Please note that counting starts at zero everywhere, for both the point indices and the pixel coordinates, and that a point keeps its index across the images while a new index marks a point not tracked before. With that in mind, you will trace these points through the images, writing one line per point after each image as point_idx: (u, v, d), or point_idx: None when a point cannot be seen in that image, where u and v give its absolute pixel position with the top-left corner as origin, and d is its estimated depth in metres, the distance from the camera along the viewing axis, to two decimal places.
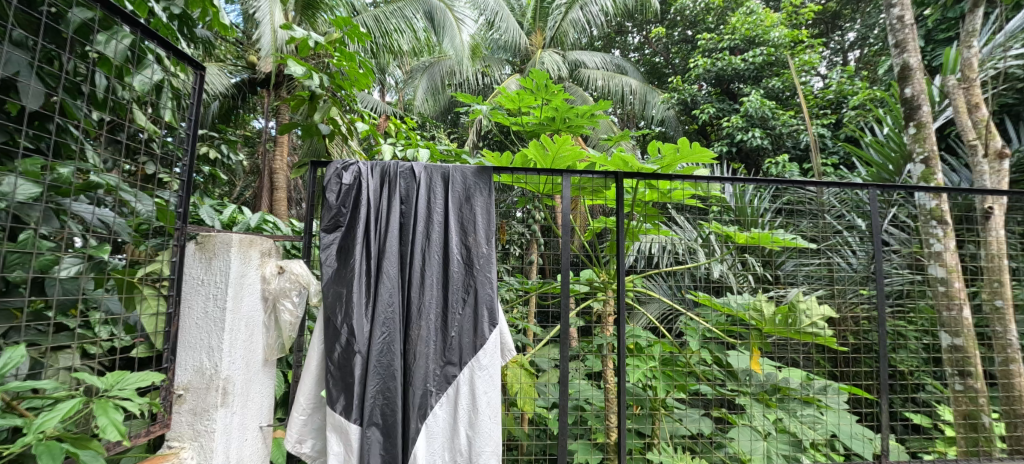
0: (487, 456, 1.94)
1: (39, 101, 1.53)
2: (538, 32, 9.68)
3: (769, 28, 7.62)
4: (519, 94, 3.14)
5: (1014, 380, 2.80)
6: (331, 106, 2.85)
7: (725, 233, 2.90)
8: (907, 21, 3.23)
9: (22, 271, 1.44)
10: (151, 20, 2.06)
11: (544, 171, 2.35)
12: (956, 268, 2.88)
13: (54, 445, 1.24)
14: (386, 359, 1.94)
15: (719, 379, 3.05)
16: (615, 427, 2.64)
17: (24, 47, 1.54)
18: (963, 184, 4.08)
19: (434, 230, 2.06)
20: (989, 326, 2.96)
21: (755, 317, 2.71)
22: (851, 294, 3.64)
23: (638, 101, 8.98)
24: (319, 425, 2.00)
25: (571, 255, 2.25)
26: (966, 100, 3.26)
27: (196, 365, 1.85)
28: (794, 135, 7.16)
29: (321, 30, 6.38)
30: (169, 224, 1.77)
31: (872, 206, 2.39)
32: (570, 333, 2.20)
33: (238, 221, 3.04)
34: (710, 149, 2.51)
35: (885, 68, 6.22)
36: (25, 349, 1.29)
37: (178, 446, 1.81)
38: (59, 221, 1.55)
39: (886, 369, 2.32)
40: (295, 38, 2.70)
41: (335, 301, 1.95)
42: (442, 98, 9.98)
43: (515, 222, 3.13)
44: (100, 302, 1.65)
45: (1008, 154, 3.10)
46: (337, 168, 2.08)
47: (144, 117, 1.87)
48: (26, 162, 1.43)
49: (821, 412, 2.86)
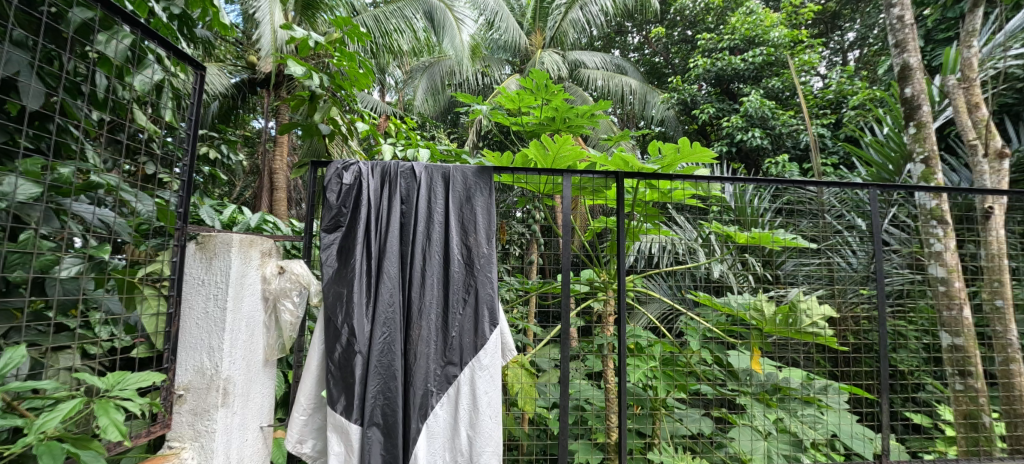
0: (487, 456, 1.94)
1: (40, 101, 1.52)
2: (538, 32, 9.67)
3: (769, 28, 7.62)
4: (519, 94, 3.14)
5: (1015, 379, 2.80)
6: (331, 106, 2.85)
7: (725, 233, 2.90)
8: (907, 20, 3.23)
9: (22, 271, 1.44)
10: (151, 20, 2.07)
11: (544, 170, 2.35)
12: (956, 268, 2.88)
13: (55, 445, 1.24)
14: (387, 359, 1.94)
15: (719, 379, 3.05)
16: (616, 427, 2.64)
17: (23, 47, 1.54)
18: (963, 184, 4.08)
19: (434, 230, 2.06)
20: (989, 326, 2.96)
21: (756, 317, 2.71)
22: (851, 294, 3.64)
23: (638, 101, 8.98)
24: (319, 425, 2.00)
25: (571, 255, 2.24)
26: (966, 100, 3.25)
27: (196, 365, 1.85)
28: (794, 135, 7.16)
29: (321, 30, 6.37)
30: (169, 224, 1.77)
31: (872, 206, 2.39)
32: (571, 333, 2.20)
33: (239, 221, 3.04)
34: (710, 149, 2.50)
35: (885, 68, 6.22)
36: (26, 350, 1.29)
37: (178, 446, 1.81)
38: (59, 221, 1.55)
39: (887, 369, 2.32)
40: (295, 38, 2.70)
41: (335, 300, 1.95)
42: (442, 98, 9.98)
43: (515, 222, 3.13)
44: (100, 302, 1.65)
45: (1008, 154, 3.10)
46: (337, 168, 2.08)
47: (145, 117, 1.87)
48: (26, 162, 1.43)
49: (821, 412, 2.85)
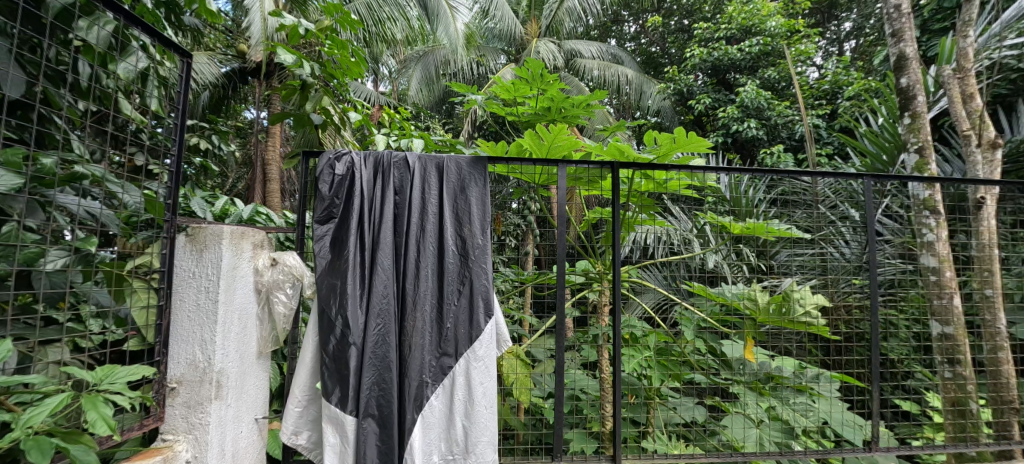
0: (483, 446, 1.95)
1: (20, 90, 1.49)
2: (534, 21, 9.63)
3: (767, 17, 7.55)
4: (515, 84, 3.10)
5: (1002, 367, 2.84)
6: (323, 96, 2.74)
7: (720, 224, 2.89)
8: (903, 9, 3.19)
9: (5, 264, 1.41)
10: (136, 7, 2.04)
11: (540, 160, 2.32)
12: (948, 258, 2.88)
13: (43, 441, 1.23)
14: (382, 351, 1.93)
15: (713, 368, 3.00)
16: (610, 416, 2.65)
17: (4, 34, 1.50)
18: (956, 175, 4.13)
19: (429, 221, 2.05)
20: (978, 314, 3.00)
21: (750, 306, 2.76)
22: (845, 284, 3.67)
23: (634, 91, 9.02)
24: (314, 417, 1.99)
25: (566, 245, 2.21)
26: (961, 90, 3.23)
27: (189, 358, 1.83)
28: (789, 126, 7.18)
29: (312, 17, 6.22)
30: (158, 216, 1.77)
31: (867, 197, 2.38)
32: (565, 324, 2.19)
33: (230, 213, 2.99)
34: (708, 138, 2.45)
35: (880, 58, 6.25)
36: (10, 344, 1.26)
37: (172, 439, 1.80)
38: (43, 213, 1.53)
39: (877, 356, 2.33)
40: (284, 25, 2.61)
41: (329, 293, 1.93)
42: (437, 87, 9.96)
43: (511, 214, 3.09)
44: (88, 295, 1.61)
45: (1002, 144, 3.07)
46: (330, 158, 2.05)
47: (130, 105, 1.84)
48: (7, 152, 1.40)
49: (813, 400, 2.87)
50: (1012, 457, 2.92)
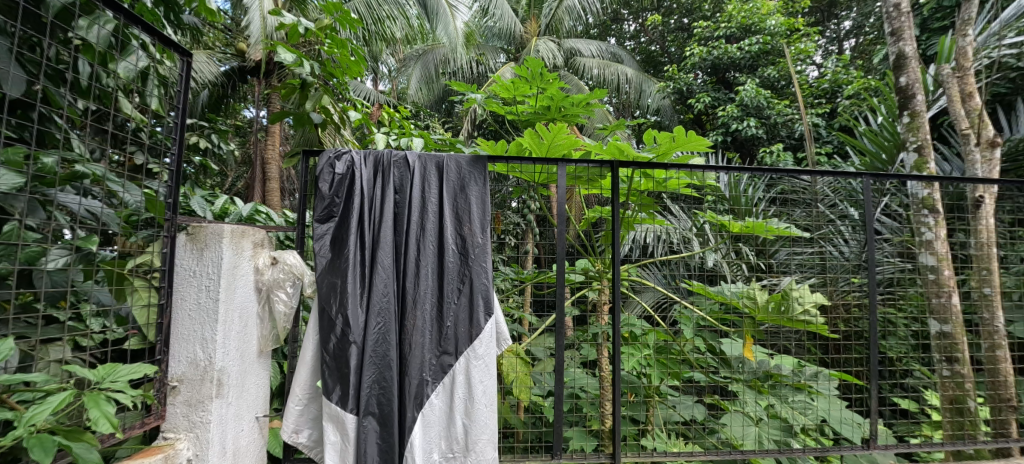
0: (483, 445, 1.95)
1: (19, 89, 1.50)
2: (533, 20, 9.63)
3: (766, 16, 7.55)
4: (515, 82, 3.11)
5: (1000, 364, 2.85)
6: (323, 95, 2.74)
7: (719, 223, 2.90)
8: (902, 8, 3.19)
9: (7, 263, 1.42)
10: (136, 6, 2.04)
11: (539, 160, 2.32)
12: (946, 256, 2.89)
13: (46, 438, 1.24)
14: (382, 349, 1.93)
15: (713, 366, 3.02)
16: (610, 414, 2.71)
17: (4, 33, 1.50)
18: (954, 173, 4.14)
19: (429, 220, 2.05)
20: (977, 312, 3.01)
21: (749, 304, 2.77)
22: (844, 283, 3.69)
23: (634, 90, 9.01)
24: (314, 416, 2.00)
25: (566, 244, 2.22)
26: (960, 89, 3.23)
27: (190, 356, 1.83)
28: (788, 125, 7.20)
29: (311, 16, 6.21)
30: (158, 214, 1.76)
31: (866, 196, 2.38)
32: (565, 323, 2.19)
33: (230, 212, 3.00)
34: (707, 137, 2.47)
35: (880, 57, 6.26)
36: (13, 343, 1.27)
37: (173, 437, 1.80)
38: (43, 212, 1.53)
39: (876, 355, 2.32)
40: (284, 24, 2.61)
41: (330, 292, 1.93)
42: (436, 86, 9.97)
43: (510, 213, 3.10)
44: (89, 294, 1.62)
45: (1000, 143, 3.08)
46: (330, 157, 2.05)
47: (130, 104, 1.84)
48: (8, 152, 1.40)
49: (811, 398, 2.88)
50: (1010, 455, 2.92)
